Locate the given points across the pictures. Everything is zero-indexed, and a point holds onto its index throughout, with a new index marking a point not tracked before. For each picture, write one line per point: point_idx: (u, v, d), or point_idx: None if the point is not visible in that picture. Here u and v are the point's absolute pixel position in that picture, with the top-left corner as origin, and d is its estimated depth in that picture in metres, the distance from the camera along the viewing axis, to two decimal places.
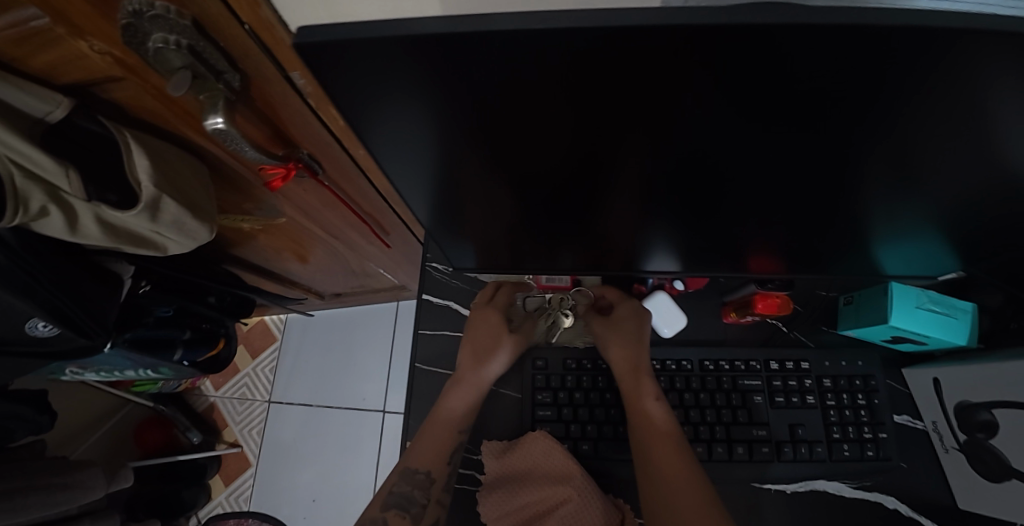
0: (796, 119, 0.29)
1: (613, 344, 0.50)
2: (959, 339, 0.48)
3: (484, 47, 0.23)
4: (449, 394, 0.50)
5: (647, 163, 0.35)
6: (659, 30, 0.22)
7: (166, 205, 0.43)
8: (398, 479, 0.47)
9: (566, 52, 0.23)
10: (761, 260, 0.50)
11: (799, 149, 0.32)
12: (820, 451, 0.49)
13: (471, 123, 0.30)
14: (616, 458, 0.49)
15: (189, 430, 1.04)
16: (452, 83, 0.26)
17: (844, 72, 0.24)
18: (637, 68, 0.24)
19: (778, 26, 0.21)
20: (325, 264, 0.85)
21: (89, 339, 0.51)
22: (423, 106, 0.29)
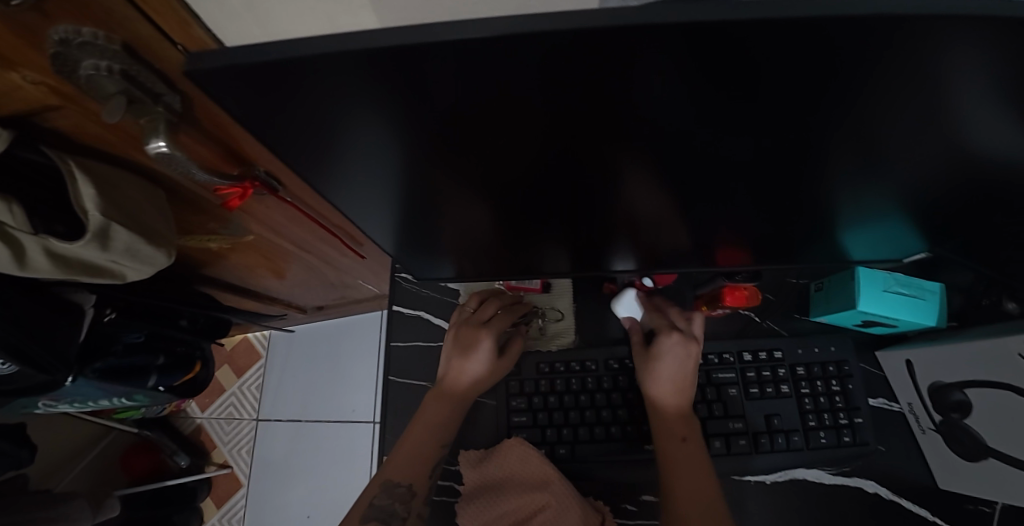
0: (735, 114, 0.28)
1: (649, 383, 0.48)
2: (929, 320, 0.48)
3: (402, 64, 0.22)
4: (424, 411, 0.48)
5: (595, 166, 0.34)
6: (582, 38, 0.21)
7: (116, 233, 0.42)
8: (379, 490, 0.45)
9: (491, 61, 0.22)
10: (728, 252, 0.50)
11: (743, 142, 0.32)
12: (797, 441, 0.49)
13: (410, 137, 0.30)
14: (594, 460, 0.49)
15: (177, 453, 1.02)
16: (377, 95, 0.25)
17: (778, 67, 0.24)
18: (569, 73, 0.24)
19: (699, 28, 0.20)
20: (302, 278, 0.84)
21: (49, 375, 0.50)
22: (360, 123, 0.28)
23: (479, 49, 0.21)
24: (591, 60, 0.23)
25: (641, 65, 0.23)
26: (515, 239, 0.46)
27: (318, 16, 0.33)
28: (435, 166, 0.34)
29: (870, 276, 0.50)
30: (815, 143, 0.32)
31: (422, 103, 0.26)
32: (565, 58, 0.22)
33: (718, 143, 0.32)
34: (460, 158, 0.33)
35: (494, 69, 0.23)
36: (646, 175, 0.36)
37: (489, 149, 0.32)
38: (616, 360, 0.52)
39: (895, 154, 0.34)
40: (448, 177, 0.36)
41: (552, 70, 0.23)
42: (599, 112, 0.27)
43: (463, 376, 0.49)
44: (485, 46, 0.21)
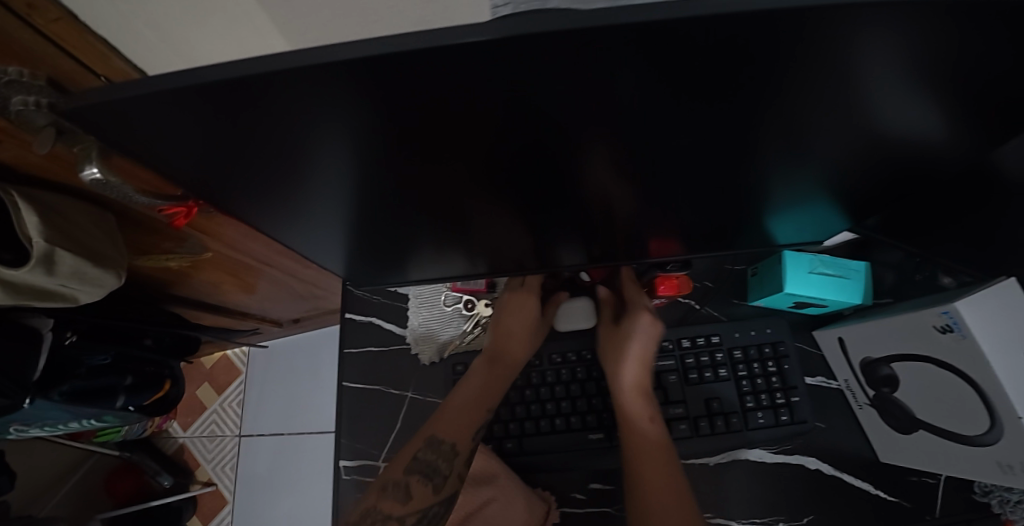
0: (611, 120, 0.30)
1: (614, 356, 0.51)
2: (853, 298, 0.51)
3: (273, 95, 0.24)
4: (470, 376, 0.50)
5: (501, 174, 0.36)
6: (433, 61, 0.22)
7: (61, 258, 0.44)
8: (424, 444, 0.46)
9: (356, 85, 0.23)
10: (660, 244, 0.52)
11: (632, 144, 0.34)
12: (735, 422, 0.51)
13: (311, 156, 0.31)
14: (540, 453, 0.50)
15: (159, 474, 1.03)
16: (259, 117, 0.26)
17: (637, 75, 0.25)
18: (438, 92, 0.25)
19: (542, 46, 0.21)
20: (270, 292, 0.86)
21: (7, 398, 0.51)
22: (264, 147, 0.30)
23: (338, 79, 0.23)
24: (450, 81, 0.24)
25: (501, 86, 0.25)
26: (449, 243, 0.48)
27: (231, 43, 0.36)
28: (350, 180, 0.36)
29: (797, 259, 0.52)
30: (702, 140, 0.34)
31: (308, 127, 0.28)
32: (425, 83, 0.24)
33: (608, 147, 0.34)
34: (369, 171, 0.34)
35: (365, 96, 0.25)
36: (554, 179, 0.38)
37: (394, 162, 0.33)
38: (558, 354, 0.54)
39: (784, 144, 0.36)
40: (364, 189, 0.37)
41: (418, 92, 0.25)
42: (481, 126, 0.29)
43: (517, 340, 0.52)
44: (344, 76, 0.23)
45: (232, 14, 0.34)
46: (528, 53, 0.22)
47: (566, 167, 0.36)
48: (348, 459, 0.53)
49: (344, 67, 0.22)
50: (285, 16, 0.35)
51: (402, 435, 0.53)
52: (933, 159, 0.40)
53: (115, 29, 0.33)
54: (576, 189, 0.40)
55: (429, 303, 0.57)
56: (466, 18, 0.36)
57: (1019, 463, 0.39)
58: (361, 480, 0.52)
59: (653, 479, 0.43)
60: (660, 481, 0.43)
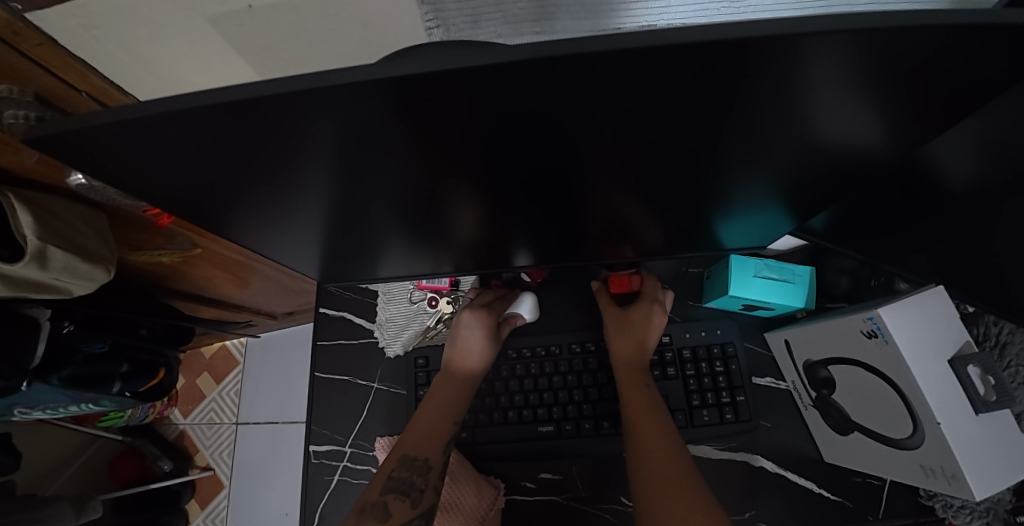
0: (526, 139, 0.32)
1: (615, 337, 0.52)
2: (795, 302, 0.53)
3: (197, 123, 0.27)
4: (428, 402, 0.51)
5: (437, 183, 0.39)
6: (337, 90, 0.24)
7: (53, 254, 0.47)
8: (398, 464, 0.47)
9: (269, 109, 0.26)
10: (611, 247, 0.54)
11: (555, 160, 0.36)
12: (680, 418, 0.53)
13: (254, 171, 0.34)
14: (492, 442, 0.53)
15: (160, 458, 1.11)
16: (194, 139, 0.29)
17: (538, 100, 0.27)
18: (353, 113, 0.27)
19: (432, 73, 0.23)
20: (262, 286, 0.91)
21: (7, 381, 0.55)
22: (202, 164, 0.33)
23: (253, 109, 0.25)
24: (351, 107, 0.26)
25: (407, 111, 0.27)
26: (407, 244, 0.51)
27: (199, 66, 0.41)
28: (296, 191, 0.39)
29: (744, 263, 0.54)
30: (621, 153, 0.36)
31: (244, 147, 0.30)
32: (335, 110, 0.26)
33: (533, 161, 0.36)
34: (317, 183, 0.37)
35: (275, 119, 0.27)
36: (491, 189, 0.40)
37: (335, 174, 0.36)
38: (515, 349, 0.56)
39: (707, 155, 0.37)
40: (315, 198, 0.40)
41: (326, 115, 0.27)
42: (401, 142, 0.32)
43: (468, 352, 0.53)
44: (263, 106, 0.25)
45: (193, 40, 0.37)
46: (418, 85, 0.24)
47: (498, 177, 0.38)
48: (317, 444, 0.56)
49: (255, 98, 0.24)
50: (243, 42, 0.38)
51: (368, 424, 0.57)
52: (858, 170, 0.41)
53: (97, 56, 0.38)
54: (515, 198, 0.42)
55: (395, 299, 0.59)
56: (409, 41, 0.40)
57: (939, 465, 0.40)
58: (328, 463, 0.56)
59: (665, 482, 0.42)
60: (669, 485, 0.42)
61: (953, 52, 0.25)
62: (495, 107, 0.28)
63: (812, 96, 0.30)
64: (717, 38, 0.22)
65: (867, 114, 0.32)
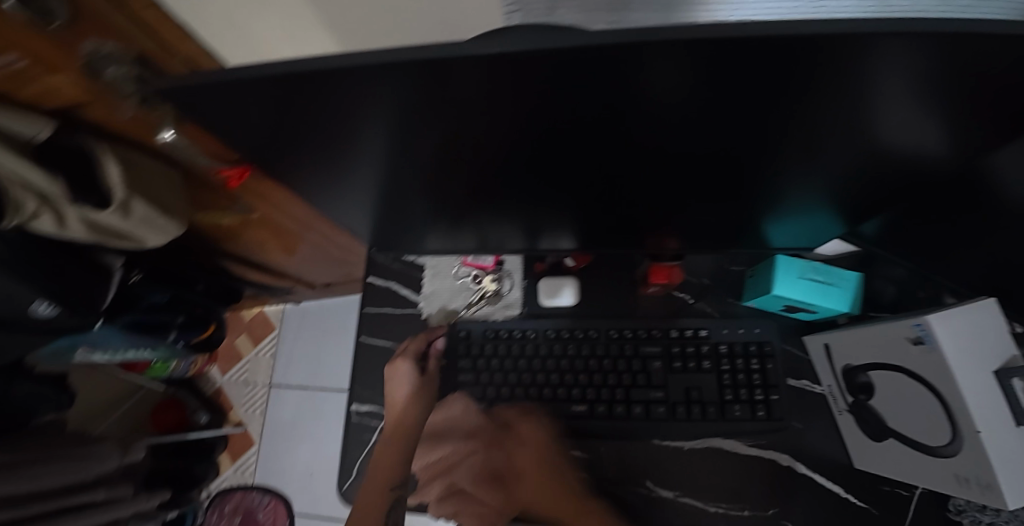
0: (590, 124, 0.34)
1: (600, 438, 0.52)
2: (840, 306, 0.52)
3: (295, 88, 0.29)
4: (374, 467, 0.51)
5: (498, 162, 0.41)
6: (431, 63, 0.25)
7: (136, 206, 0.51)
8: None
9: (361, 78, 0.27)
10: (657, 238, 0.54)
11: (614, 147, 0.37)
12: (712, 411, 0.53)
13: (332, 137, 0.36)
14: (525, 417, 0.54)
15: (198, 411, 1.20)
16: (286, 103, 0.31)
17: (616, 84, 0.28)
18: (438, 86, 0.28)
19: (522, 52, 0.24)
20: (306, 254, 0.95)
21: (82, 318, 0.58)
22: (287, 128, 0.35)
23: (339, 80, 0.28)
24: (437, 80, 0.28)
25: (475, 89, 0.29)
26: (458, 220, 0.53)
27: None
28: (366, 160, 0.41)
29: (790, 263, 0.54)
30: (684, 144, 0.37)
31: (327, 118, 0.33)
32: (417, 86, 0.28)
33: (593, 146, 0.37)
34: (387, 154, 0.40)
35: (364, 87, 0.29)
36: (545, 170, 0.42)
37: (403, 146, 0.38)
38: (552, 329, 0.56)
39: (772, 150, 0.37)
40: (382, 168, 0.43)
41: (413, 86, 0.28)
42: (472, 121, 0.34)
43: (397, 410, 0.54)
44: (348, 78, 0.28)
45: None
46: (490, 66, 0.26)
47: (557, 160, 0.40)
48: (359, 404, 0.60)
49: (343, 70, 0.26)
50: None
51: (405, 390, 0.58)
52: (922, 177, 0.40)
53: None
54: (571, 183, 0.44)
55: (441, 275, 0.61)
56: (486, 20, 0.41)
57: (975, 475, 0.40)
58: (369, 422, 0.59)
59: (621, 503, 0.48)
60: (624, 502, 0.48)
61: (1020, 64, 0.25)
62: (566, 92, 0.29)
63: (893, 95, 0.29)
64: (808, 34, 0.22)
65: (948, 119, 0.32)
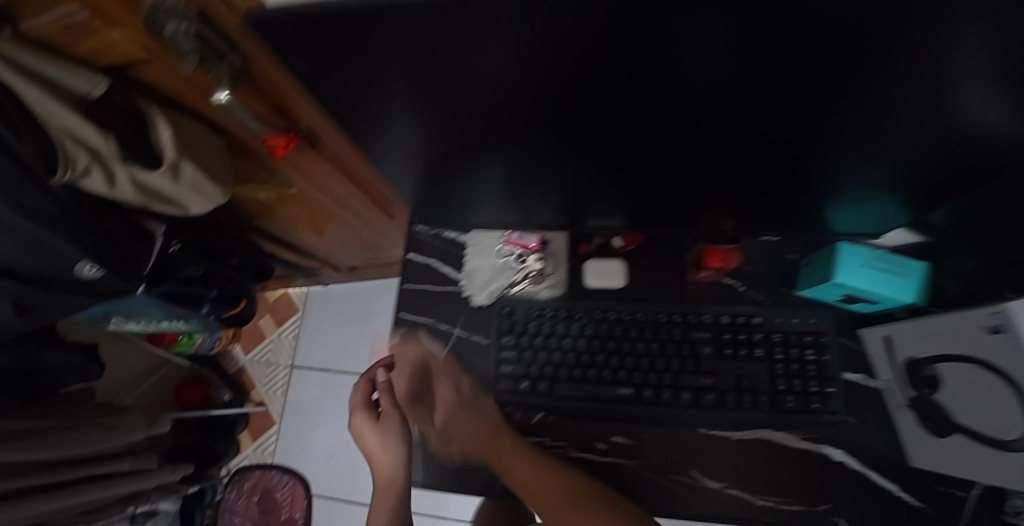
0: (662, 100, 0.32)
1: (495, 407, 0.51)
2: (906, 297, 0.50)
3: (357, 41, 0.27)
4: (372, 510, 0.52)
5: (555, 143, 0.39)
6: (518, 16, 0.23)
7: (185, 169, 0.50)
8: None
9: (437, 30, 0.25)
10: (713, 221, 0.52)
11: (682, 128, 0.35)
12: (763, 401, 0.51)
13: (388, 103, 0.35)
14: (570, 397, 0.52)
15: (221, 388, 1.21)
16: (348, 59, 0.29)
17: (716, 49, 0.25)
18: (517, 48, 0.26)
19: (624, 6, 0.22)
20: (336, 235, 0.95)
21: (124, 282, 0.58)
22: (343, 89, 0.33)
23: (404, 42, 0.26)
24: (519, 38, 0.25)
25: (551, 54, 0.27)
26: (507, 197, 0.51)
27: None
28: (417, 128, 0.39)
29: (854, 251, 0.51)
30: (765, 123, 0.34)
31: (394, 84, 0.32)
32: (491, 55, 0.27)
33: (662, 126, 0.35)
34: (442, 129, 0.38)
35: (434, 42, 0.26)
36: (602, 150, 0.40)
37: (460, 122, 0.37)
38: (598, 310, 0.55)
39: (859, 133, 0.35)
40: (436, 142, 0.41)
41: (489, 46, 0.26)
42: (537, 96, 0.32)
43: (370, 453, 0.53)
44: (406, 36, 0.25)
45: None
46: (579, 25, 0.24)
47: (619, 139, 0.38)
48: (394, 378, 0.56)
49: (412, 25, 0.24)
50: None
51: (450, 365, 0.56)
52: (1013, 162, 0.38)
53: None
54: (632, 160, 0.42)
55: (484, 252, 0.59)
56: None
57: None
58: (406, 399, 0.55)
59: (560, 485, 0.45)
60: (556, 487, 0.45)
61: None
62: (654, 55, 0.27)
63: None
64: None
65: None
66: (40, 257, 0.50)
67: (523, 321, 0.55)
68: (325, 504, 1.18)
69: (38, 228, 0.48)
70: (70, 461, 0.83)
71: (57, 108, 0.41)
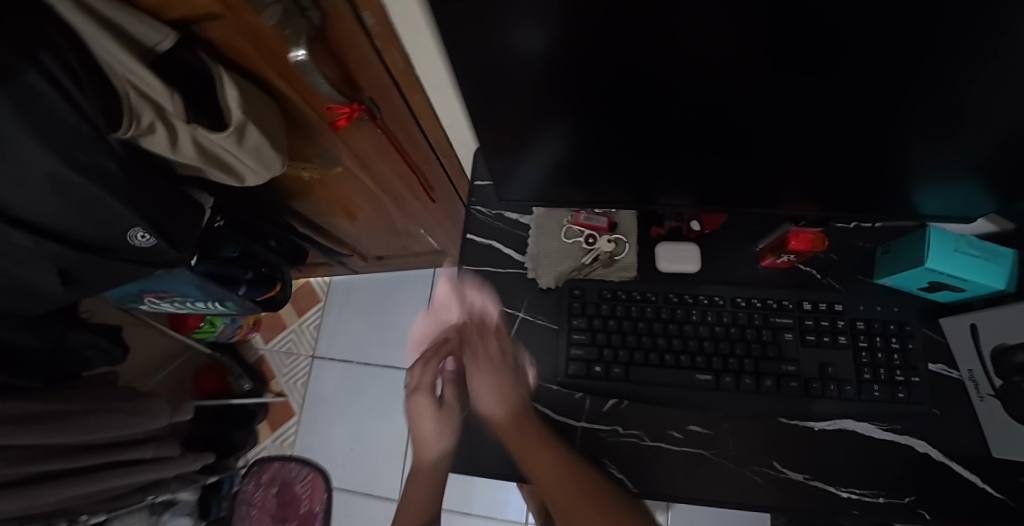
0: (809, 58, 0.30)
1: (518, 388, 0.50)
2: (996, 282, 0.48)
3: None
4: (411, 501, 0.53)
5: (670, 110, 0.37)
6: None
7: (250, 132, 0.48)
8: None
9: None
10: (796, 204, 0.49)
11: (816, 95, 0.33)
12: (849, 390, 0.49)
13: (504, 56, 0.32)
14: (648, 381, 0.51)
15: (241, 377, 1.18)
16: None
17: None
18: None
19: None
20: (370, 220, 0.92)
21: (177, 252, 0.55)
22: (461, 37, 0.31)
23: None
24: None
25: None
26: (591, 177, 0.49)
27: None
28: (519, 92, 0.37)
29: (944, 236, 0.49)
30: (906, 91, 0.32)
31: (524, 33, 0.30)
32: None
33: (792, 94, 0.33)
34: (551, 94, 0.36)
35: None
36: (711, 123, 0.38)
37: (575, 84, 0.35)
38: (675, 294, 0.53)
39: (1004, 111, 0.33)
40: (534, 112, 0.39)
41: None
42: (673, 49, 0.30)
43: (425, 443, 0.51)
44: None
45: None
46: None
47: (738, 110, 0.36)
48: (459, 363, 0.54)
49: None
50: None
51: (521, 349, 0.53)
52: None
53: None
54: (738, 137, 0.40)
55: (549, 234, 0.57)
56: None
57: None
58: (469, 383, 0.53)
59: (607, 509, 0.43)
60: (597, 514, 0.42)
61: None
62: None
63: None
64: None
65: None
66: (93, 222, 0.47)
67: (598, 301, 0.53)
68: (345, 499, 1.15)
69: (93, 187, 0.44)
70: (94, 445, 0.80)
71: (127, 60, 0.38)
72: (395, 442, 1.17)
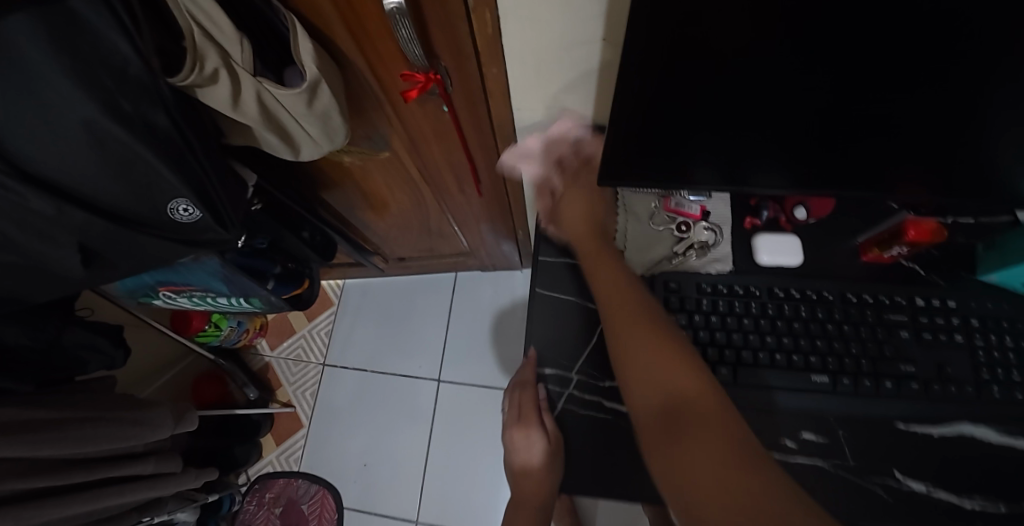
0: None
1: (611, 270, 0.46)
2: None
3: None
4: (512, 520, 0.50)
5: (840, 77, 0.32)
6: None
7: (322, 94, 0.42)
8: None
9: None
10: (909, 188, 0.45)
11: (1015, 55, 0.29)
12: (970, 391, 0.45)
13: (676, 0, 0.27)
14: (756, 384, 0.46)
15: (247, 385, 1.08)
16: None
17: None
18: None
19: None
20: (404, 216, 0.87)
21: (224, 231, 0.50)
22: None
23: None
24: None
25: None
26: (703, 159, 0.44)
27: None
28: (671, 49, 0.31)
29: None
30: None
31: None
32: None
33: (991, 58, 0.30)
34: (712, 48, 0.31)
35: None
36: (874, 95, 0.34)
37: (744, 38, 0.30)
38: (779, 288, 0.49)
39: None
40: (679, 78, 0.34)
41: None
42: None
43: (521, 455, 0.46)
44: None
45: None
46: None
47: (916, 76, 0.32)
48: (542, 366, 0.49)
49: None
50: None
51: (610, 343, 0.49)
52: None
53: None
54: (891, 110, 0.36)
55: (637, 218, 0.53)
56: None
57: None
58: (551, 387, 0.48)
59: (703, 415, 0.34)
60: (684, 427, 0.33)
61: None
62: None
63: None
64: None
65: None
66: (132, 188, 0.41)
67: (693, 297, 0.49)
68: (356, 519, 1.05)
69: (139, 147, 0.38)
70: (91, 459, 0.70)
71: None
72: (412, 456, 1.08)
